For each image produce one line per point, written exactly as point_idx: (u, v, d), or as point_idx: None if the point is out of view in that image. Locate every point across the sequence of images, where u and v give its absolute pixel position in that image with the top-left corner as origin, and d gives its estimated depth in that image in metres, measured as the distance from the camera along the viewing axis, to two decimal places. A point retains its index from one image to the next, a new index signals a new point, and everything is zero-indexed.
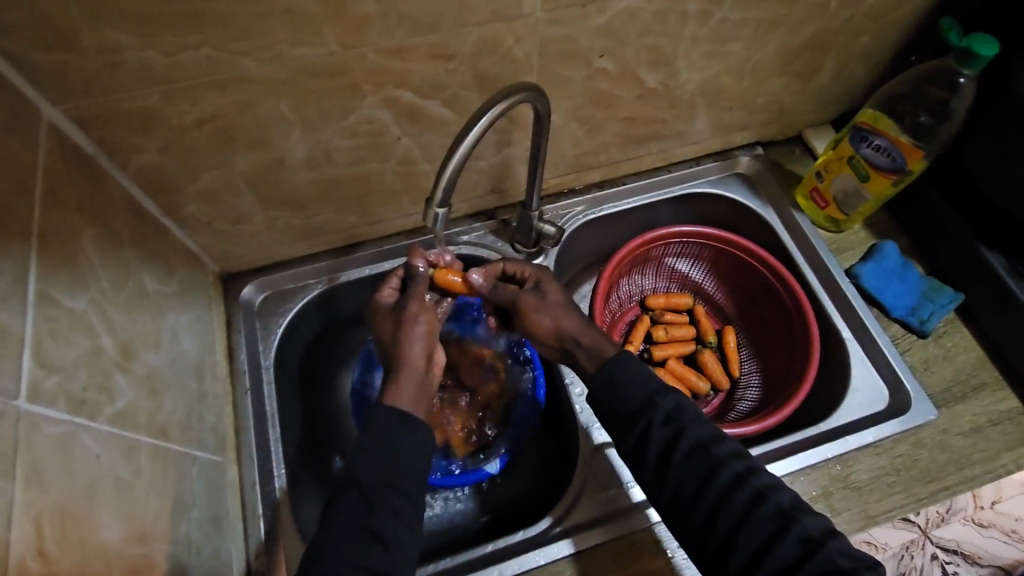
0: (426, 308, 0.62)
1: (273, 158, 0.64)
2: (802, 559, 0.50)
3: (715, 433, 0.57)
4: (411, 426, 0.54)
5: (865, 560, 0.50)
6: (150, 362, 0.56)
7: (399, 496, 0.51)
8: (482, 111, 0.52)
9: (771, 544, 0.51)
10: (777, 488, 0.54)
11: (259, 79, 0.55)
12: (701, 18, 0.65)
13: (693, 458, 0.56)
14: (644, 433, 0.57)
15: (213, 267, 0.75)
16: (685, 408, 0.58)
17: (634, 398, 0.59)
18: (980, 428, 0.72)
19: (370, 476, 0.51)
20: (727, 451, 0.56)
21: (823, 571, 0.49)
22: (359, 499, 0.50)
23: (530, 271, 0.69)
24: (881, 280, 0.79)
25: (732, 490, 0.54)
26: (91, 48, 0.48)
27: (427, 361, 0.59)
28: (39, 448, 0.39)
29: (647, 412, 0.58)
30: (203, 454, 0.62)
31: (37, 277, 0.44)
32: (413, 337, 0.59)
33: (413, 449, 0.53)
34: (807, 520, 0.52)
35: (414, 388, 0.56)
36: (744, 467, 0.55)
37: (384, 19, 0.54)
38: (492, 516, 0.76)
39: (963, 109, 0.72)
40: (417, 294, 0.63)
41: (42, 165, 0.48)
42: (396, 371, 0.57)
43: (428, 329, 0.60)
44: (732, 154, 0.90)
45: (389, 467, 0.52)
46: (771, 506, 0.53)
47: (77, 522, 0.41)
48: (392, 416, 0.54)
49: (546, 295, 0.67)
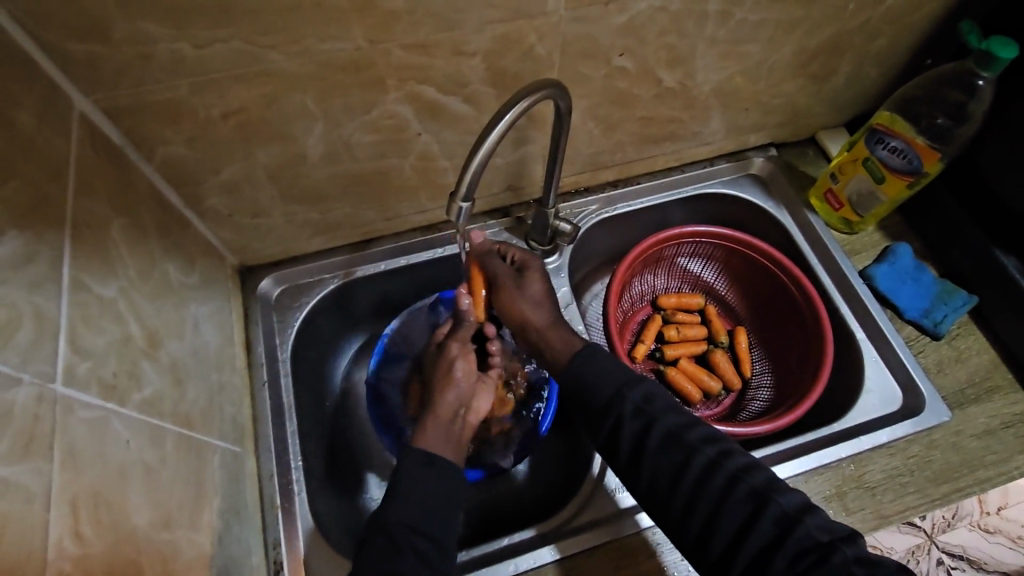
0: (466, 354, 0.69)
1: (295, 151, 0.65)
2: (777, 538, 0.52)
3: (685, 421, 0.60)
4: (435, 466, 0.59)
5: (840, 532, 0.53)
6: (174, 352, 0.57)
7: (418, 537, 0.55)
8: (505, 109, 0.53)
9: (749, 525, 0.54)
10: (750, 470, 0.57)
11: (285, 73, 0.56)
12: (721, 18, 0.66)
13: (664, 450, 0.59)
14: (615, 426, 0.61)
15: (231, 259, 0.76)
16: (653, 399, 0.62)
17: (603, 394, 0.63)
18: (992, 431, 0.72)
19: (399, 522, 0.55)
20: (698, 438, 0.59)
21: (802, 547, 0.51)
22: (385, 542, 0.55)
23: (519, 253, 0.73)
24: (893, 281, 0.80)
25: (706, 475, 0.56)
26: (124, 39, 0.49)
27: (460, 408, 0.66)
28: (74, 433, 0.40)
29: (617, 404, 0.61)
30: (223, 444, 0.62)
31: (70, 264, 0.44)
32: (449, 387, 0.66)
33: (439, 491, 0.58)
34: (782, 499, 0.54)
35: (439, 437, 0.62)
36: (715, 453, 0.58)
37: (410, 15, 0.54)
38: (506, 513, 0.77)
39: (982, 112, 0.72)
40: (461, 337, 0.71)
41: (74, 156, 0.49)
42: (426, 418, 0.64)
43: (464, 377, 0.67)
44: (746, 155, 0.91)
45: (411, 514, 0.56)
46: (743, 489, 0.55)
47: (109, 505, 0.42)
48: (419, 458, 0.59)
49: (528, 282, 0.71)
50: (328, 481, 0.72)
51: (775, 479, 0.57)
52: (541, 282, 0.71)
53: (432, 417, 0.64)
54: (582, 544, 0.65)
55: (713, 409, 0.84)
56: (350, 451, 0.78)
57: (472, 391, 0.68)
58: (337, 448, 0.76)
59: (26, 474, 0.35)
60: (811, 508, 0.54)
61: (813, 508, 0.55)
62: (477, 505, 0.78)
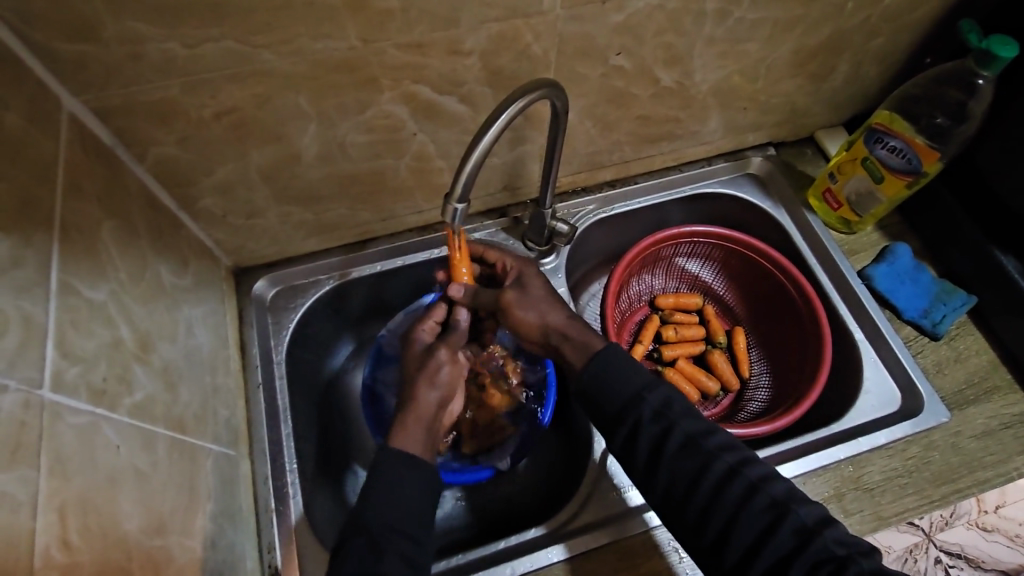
0: (454, 359, 0.66)
1: (288, 153, 0.64)
2: (796, 549, 0.52)
3: (703, 427, 0.59)
4: (417, 468, 0.57)
5: (858, 546, 0.52)
6: (165, 355, 0.56)
7: (408, 541, 0.55)
8: (501, 109, 0.52)
9: (768, 534, 0.53)
10: (770, 479, 0.56)
11: (278, 73, 0.55)
12: (718, 17, 0.65)
13: (684, 455, 0.58)
14: (634, 427, 0.60)
15: (225, 261, 0.75)
16: (674, 403, 0.61)
17: (621, 394, 0.62)
18: (992, 432, 0.71)
19: (379, 526, 0.54)
20: (715, 446, 0.58)
21: (819, 560, 0.51)
22: (366, 547, 0.54)
23: (513, 261, 0.72)
24: (892, 282, 0.79)
25: (725, 482, 0.56)
26: (113, 38, 0.48)
27: (440, 408, 0.63)
28: (61, 439, 0.39)
29: (635, 407, 0.60)
30: (217, 447, 0.62)
31: (60, 268, 0.44)
32: (431, 387, 0.63)
33: (422, 487, 0.57)
34: (801, 510, 0.54)
35: (417, 433, 0.61)
36: (735, 461, 0.57)
37: (405, 13, 0.54)
38: (503, 522, 0.76)
39: (980, 112, 0.72)
40: (451, 343, 0.67)
41: (63, 159, 0.48)
42: (405, 413, 0.62)
43: (447, 381, 0.64)
44: (744, 154, 0.90)
45: (399, 521, 0.55)
46: (764, 499, 0.55)
47: (98, 513, 0.41)
48: (399, 458, 0.58)
49: (528, 290, 0.69)
50: (327, 484, 0.72)
51: (796, 490, 0.56)
52: (542, 286, 0.70)
53: (411, 410, 0.62)
54: (585, 545, 0.65)
55: (710, 410, 0.83)
56: (346, 453, 0.78)
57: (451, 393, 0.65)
58: (333, 452, 0.76)
59: (12, 482, 0.35)
60: (828, 523, 0.54)
61: (831, 521, 0.54)
62: (475, 507, 0.77)
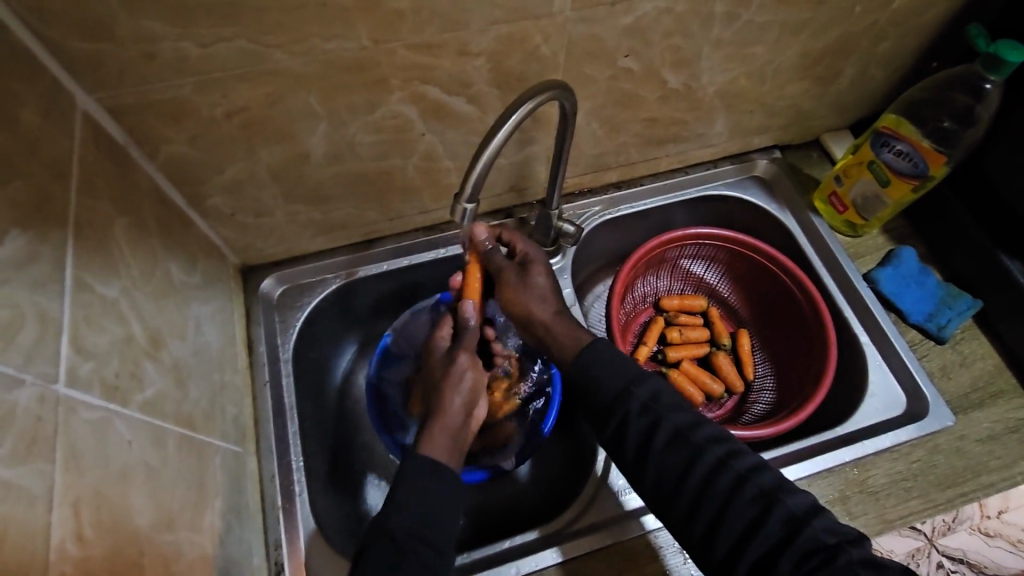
0: (474, 364, 0.66)
1: (298, 152, 0.64)
2: (784, 541, 0.52)
3: (702, 424, 0.60)
4: (438, 474, 0.57)
5: (847, 535, 0.52)
6: (176, 352, 0.57)
7: (420, 542, 0.54)
8: (511, 110, 0.53)
9: (757, 524, 0.53)
10: (758, 470, 0.56)
11: (290, 73, 0.56)
12: (726, 20, 0.66)
13: (671, 450, 0.58)
14: (621, 424, 0.60)
15: (233, 259, 0.75)
16: (661, 396, 0.61)
17: (622, 392, 0.62)
18: (997, 436, 0.71)
19: (401, 531, 0.54)
20: (704, 438, 0.58)
21: (809, 548, 0.51)
22: (389, 548, 0.53)
23: (523, 245, 0.72)
24: (899, 285, 0.79)
25: (715, 473, 0.56)
26: (127, 37, 0.48)
27: (467, 414, 0.63)
28: (76, 433, 0.40)
29: (624, 400, 0.61)
30: (225, 445, 0.62)
31: (72, 264, 0.44)
32: (457, 392, 0.64)
33: (449, 499, 0.57)
34: (790, 501, 0.54)
35: (448, 444, 0.60)
36: (723, 452, 0.57)
37: (416, 15, 0.54)
38: (510, 521, 0.76)
39: (988, 118, 0.72)
40: (467, 346, 0.68)
41: (76, 157, 0.48)
42: (432, 423, 0.61)
43: (470, 385, 0.65)
44: (749, 157, 0.90)
45: (413, 521, 0.54)
46: (753, 489, 0.55)
47: (111, 506, 0.41)
48: (426, 468, 0.57)
49: (532, 275, 0.70)
50: (332, 483, 0.72)
51: (786, 483, 0.56)
52: (545, 276, 0.70)
53: (439, 420, 0.62)
54: (585, 547, 0.65)
55: (714, 412, 0.83)
56: (352, 453, 0.78)
57: (475, 398, 0.65)
58: (339, 451, 0.76)
59: (28, 476, 0.35)
60: (817, 512, 0.54)
61: (820, 509, 0.54)
62: (481, 508, 0.77)
